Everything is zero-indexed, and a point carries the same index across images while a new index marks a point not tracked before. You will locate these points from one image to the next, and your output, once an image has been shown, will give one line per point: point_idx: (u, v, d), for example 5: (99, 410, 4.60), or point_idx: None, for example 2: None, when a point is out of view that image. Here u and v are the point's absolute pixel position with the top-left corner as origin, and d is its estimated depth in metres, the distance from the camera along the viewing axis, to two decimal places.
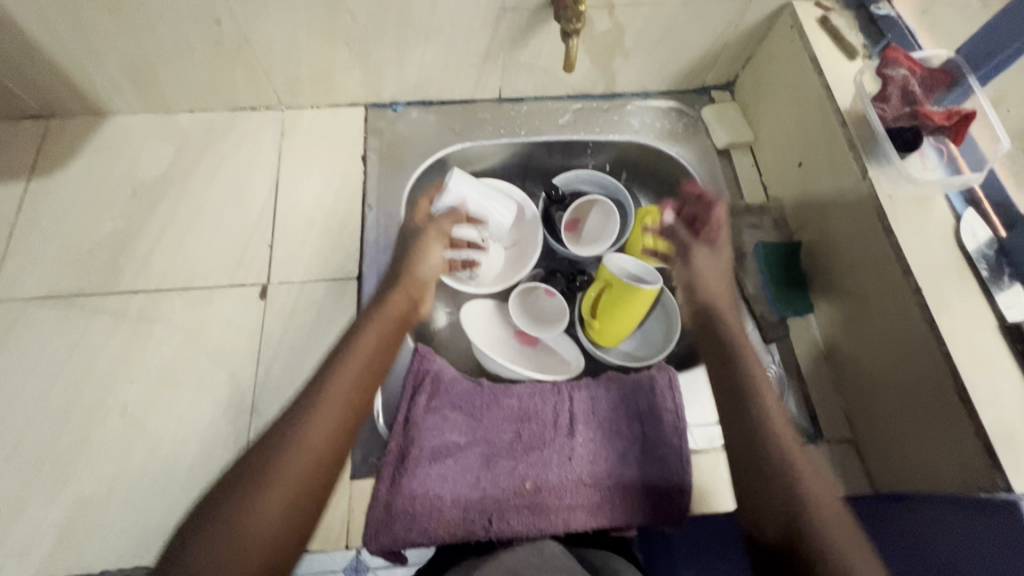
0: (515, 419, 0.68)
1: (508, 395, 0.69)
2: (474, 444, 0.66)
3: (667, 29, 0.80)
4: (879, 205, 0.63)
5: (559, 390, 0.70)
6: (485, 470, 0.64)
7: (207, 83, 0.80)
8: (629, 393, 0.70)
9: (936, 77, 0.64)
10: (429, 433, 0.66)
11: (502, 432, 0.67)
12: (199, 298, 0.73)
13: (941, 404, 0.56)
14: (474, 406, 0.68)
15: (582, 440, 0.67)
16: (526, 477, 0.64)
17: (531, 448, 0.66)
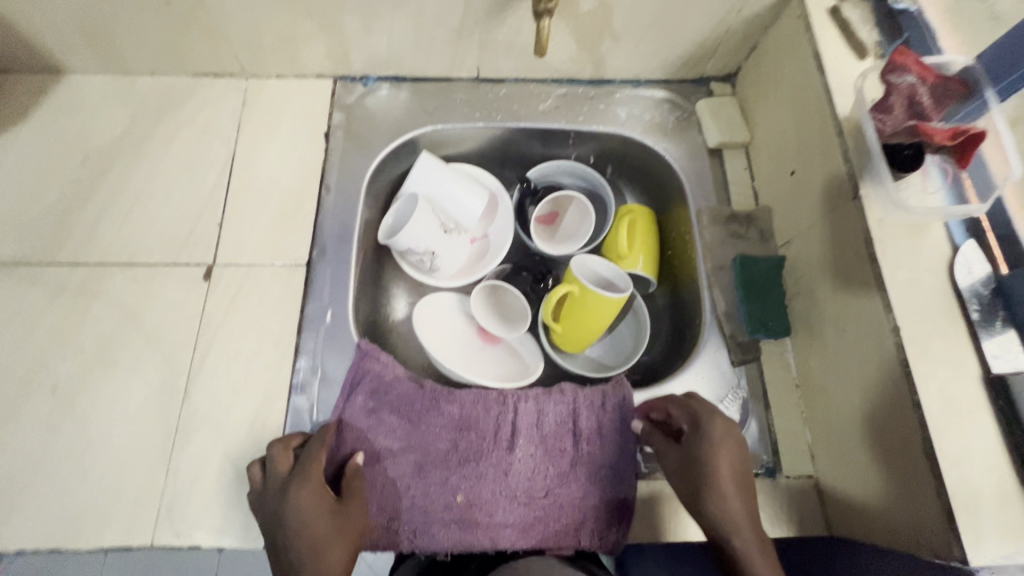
0: (455, 428, 0.65)
1: (450, 401, 0.66)
2: (408, 450, 0.64)
3: (660, 11, 0.72)
4: (867, 228, 0.56)
5: (505, 400, 0.66)
6: (416, 478, 0.62)
7: (164, 46, 0.76)
8: (577, 408, 0.66)
9: (948, 87, 0.55)
10: (364, 435, 0.64)
11: (438, 440, 0.64)
12: (141, 275, 0.70)
13: (905, 456, 0.52)
14: (413, 410, 0.65)
15: (523, 457, 0.64)
16: (458, 490, 0.62)
17: (467, 460, 0.63)
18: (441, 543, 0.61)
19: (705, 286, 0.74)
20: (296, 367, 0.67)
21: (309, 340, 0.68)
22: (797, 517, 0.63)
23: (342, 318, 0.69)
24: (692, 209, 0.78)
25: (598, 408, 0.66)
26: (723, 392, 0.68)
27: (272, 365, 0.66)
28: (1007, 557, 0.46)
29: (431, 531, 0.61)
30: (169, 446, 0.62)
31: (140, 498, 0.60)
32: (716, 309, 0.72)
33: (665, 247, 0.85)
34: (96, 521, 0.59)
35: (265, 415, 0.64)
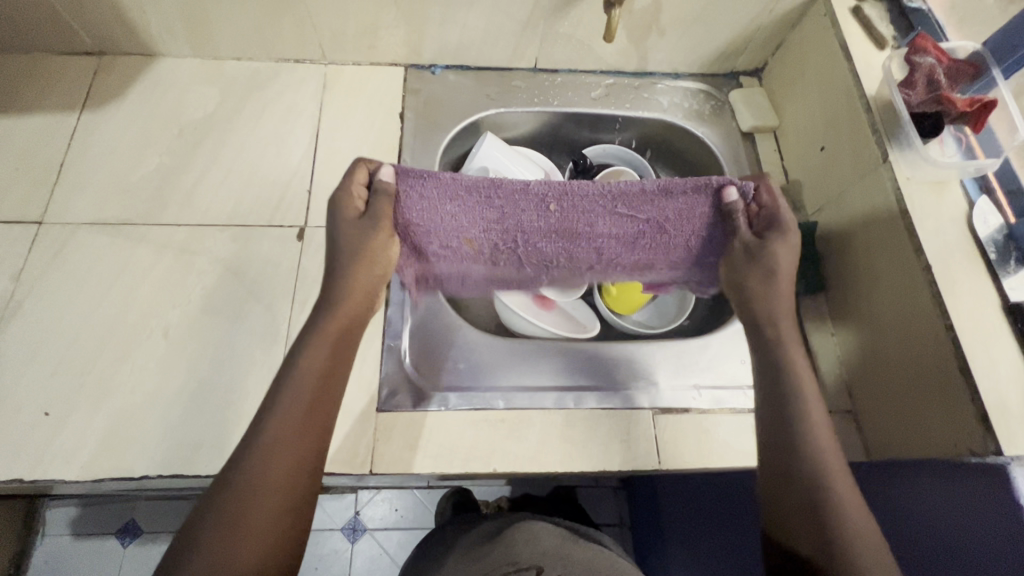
0: (543, 218, 0.69)
1: (527, 188, 0.67)
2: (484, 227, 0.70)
3: (704, 9, 0.82)
4: (896, 185, 0.66)
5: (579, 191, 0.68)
6: (492, 248, 0.72)
7: (257, 33, 0.83)
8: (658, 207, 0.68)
9: (961, 67, 0.66)
10: (440, 210, 0.67)
11: (520, 217, 0.69)
12: (239, 235, 0.76)
13: (937, 372, 0.60)
14: (494, 192, 0.67)
15: (612, 235, 0.70)
16: (528, 258, 0.74)
17: (541, 239, 0.71)
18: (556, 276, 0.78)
19: None
20: (388, 317, 0.73)
21: (397, 293, 0.75)
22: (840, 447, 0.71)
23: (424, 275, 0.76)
24: None
25: (664, 202, 0.68)
26: None
27: None
28: None
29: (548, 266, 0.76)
30: None
31: None
32: None
33: None
34: (211, 451, 0.64)
35: (363, 356, 0.70)
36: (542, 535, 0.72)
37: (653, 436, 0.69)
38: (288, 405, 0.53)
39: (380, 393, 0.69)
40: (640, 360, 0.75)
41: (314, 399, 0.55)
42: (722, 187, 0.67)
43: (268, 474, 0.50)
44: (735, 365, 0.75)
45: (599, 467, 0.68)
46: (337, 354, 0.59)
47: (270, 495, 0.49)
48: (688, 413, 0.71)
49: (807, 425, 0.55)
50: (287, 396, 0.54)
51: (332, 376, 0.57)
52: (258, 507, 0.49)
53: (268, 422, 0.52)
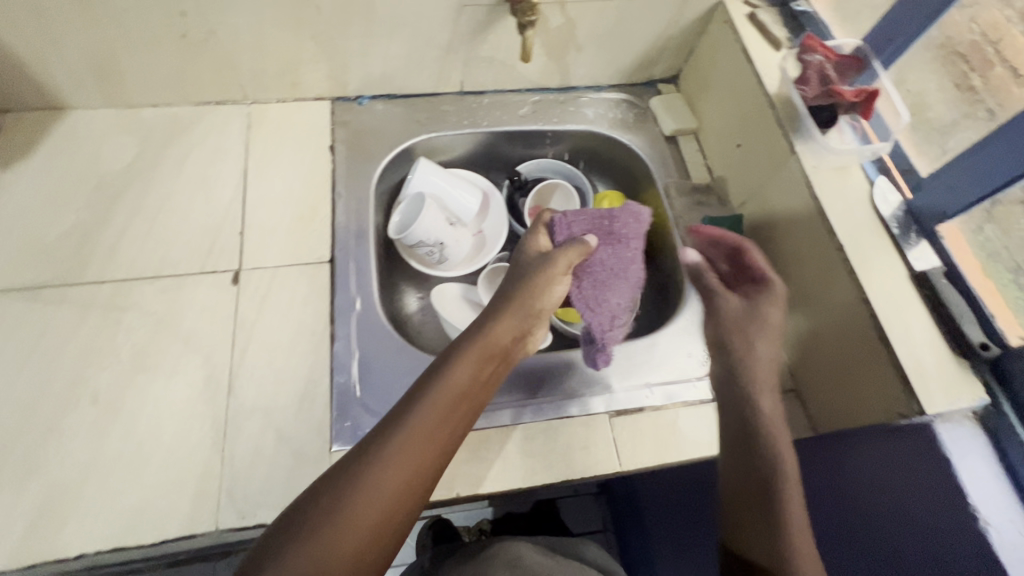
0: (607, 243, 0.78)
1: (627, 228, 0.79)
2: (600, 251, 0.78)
3: (614, 24, 0.86)
4: (804, 172, 0.71)
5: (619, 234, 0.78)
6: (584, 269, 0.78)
7: (173, 78, 0.82)
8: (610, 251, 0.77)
9: (847, 62, 0.72)
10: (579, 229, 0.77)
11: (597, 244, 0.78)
12: (169, 286, 0.73)
13: (863, 346, 0.64)
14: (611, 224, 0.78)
15: (604, 263, 0.77)
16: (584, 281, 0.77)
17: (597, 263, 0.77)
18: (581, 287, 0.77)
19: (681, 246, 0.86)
20: (334, 351, 0.72)
21: (343, 327, 0.74)
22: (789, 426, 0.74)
23: (368, 303, 0.76)
24: (660, 186, 0.91)
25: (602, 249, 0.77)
26: None
27: (311, 351, 0.71)
28: (951, 405, 0.59)
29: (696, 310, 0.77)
30: (221, 435, 0.65)
31: (199, 486, 0.62)
32: None
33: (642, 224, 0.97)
34: (155, 516, 0.61)
35: (312, 396, 0.69)
36: (523, 555, 0.71)
37: (611, 439, 0.70)
38: (428, 414, 0.56)
39: (333, 431, 0.67)
40: (593, 365, 0.76)
41: (450, 416, 0.58)
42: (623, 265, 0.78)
43: (387, 474, 0.52)
44: (682, 359, 0.77)
45: (562, 477, 0.68)
46: (483, 377, 0.62)
47: (381, 496, 0.51)
48: (642, 411, 0.73)
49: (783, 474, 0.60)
50: (426, 403, 0.57)
51: (472, 400, 0.60)
52: (369, 505, 0.50)
53: (408, 423, 0.55)
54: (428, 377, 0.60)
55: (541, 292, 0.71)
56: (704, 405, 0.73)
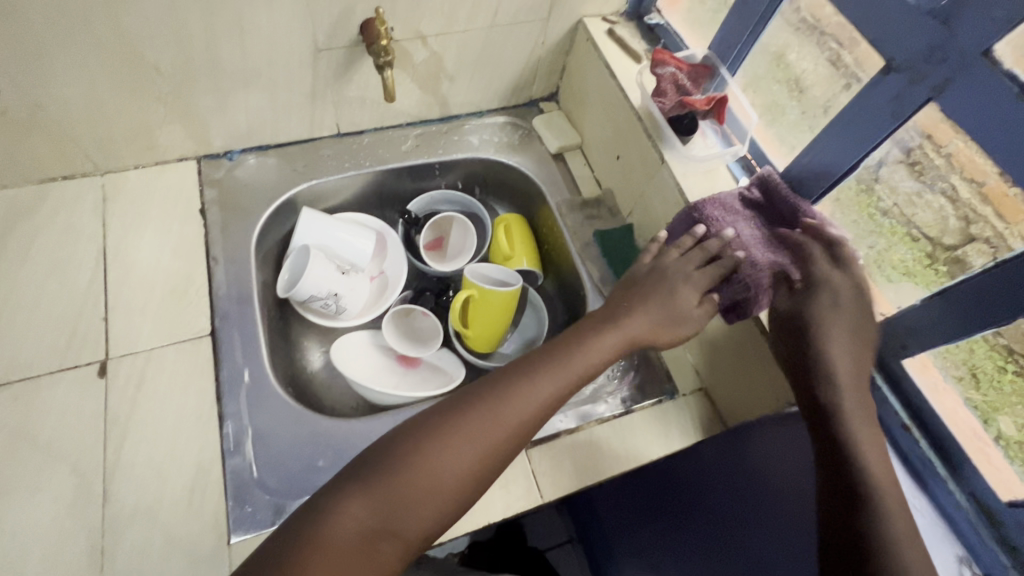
0: (717, 222, 0.68)
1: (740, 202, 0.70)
2: (743, 226, 0.68)
3: (482, 52, 0.86)
4: (676, 181, 0.73)
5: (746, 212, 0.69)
6: (758, 240, 0.67)
7: (3, 159, 0.73)
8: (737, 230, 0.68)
9: (698, 71, 0.76)
10: (738, 212, 0.69)
11: (739, 220, 0.68)
12: (22, 391, 0.65)
13: None
14: (734, 208, 0.69)
15: (758, 237, 0.67)
16: (731, 259, 0.66)
17: (749, 237, 0.67)
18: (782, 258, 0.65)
19: (580, 263, 0.87)
20: (225, 432, 0.67)
21: (232, 403, 0.68)
22: (702, 424, 0.76)
23: (258, 374, 0.71)
24: (552, 205, 0.92)
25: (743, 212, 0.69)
26: None
27: (199, 436, 0.66)
28: None
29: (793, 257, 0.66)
30: (99, 551, 0.58)
31: None
32: (593, 281, 0.85)
33: (544, 243, 0.98)
34: None
35: (204, 486, 0.63)
36: None
37: (529, 470, 0.69)
38: (513, 396, 0.56)
39: (231, 521, 0.62)
40: None
41: (538, 404, 0.57)
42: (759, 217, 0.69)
43: (457, 453, 0.53)
44: (594, 377, 0.78)
45: (484, 521, 0.66)
46: (575, 378, 0.60)
47: (455, 467, 0.52)
48: (557, 437, 0.72)
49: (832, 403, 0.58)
50: (520, 387, 0.57)
51: (558, 399, 0.58)
52: (432, 472, 0.51)
53: (496, 400, 0.56)
54: (536, 358, 0.60)
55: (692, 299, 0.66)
56: (619, 420, 0.74)
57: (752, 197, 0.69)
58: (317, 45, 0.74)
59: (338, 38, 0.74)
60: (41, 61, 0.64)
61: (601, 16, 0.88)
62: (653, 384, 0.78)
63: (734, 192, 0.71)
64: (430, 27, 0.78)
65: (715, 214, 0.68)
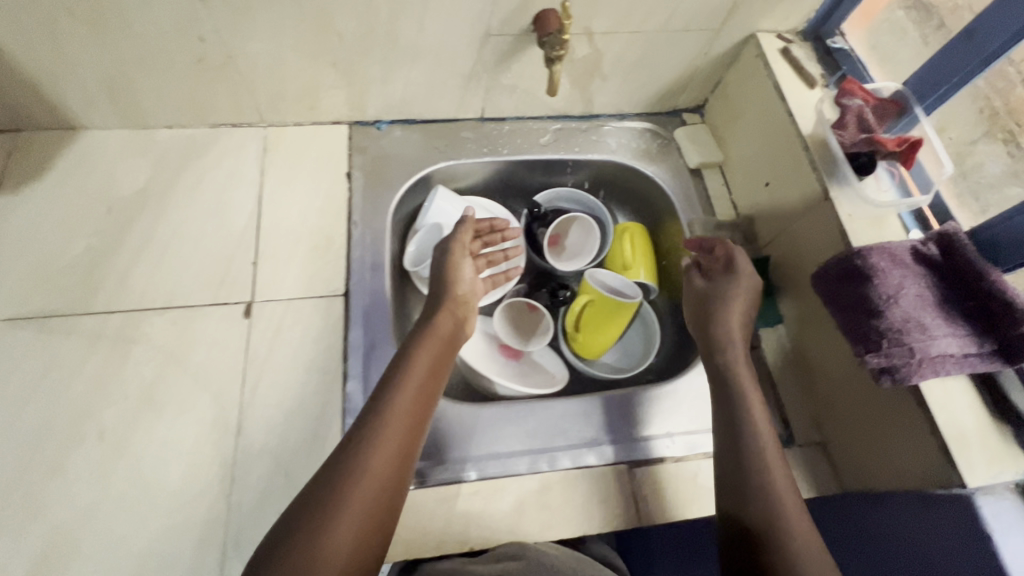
0: (887, 281, 0.62)
1: (912, 262, 0.64)
2: (910, 287, 0.62)
3: (643, 55, 0.84)
4: (840, 221, 0.68)
5: (912, 266, 0.64)
6: (931, 307, 0.61)
7: (189, 101, 0.80)
8: (904, 287, 0.62)
9: (886, 106, 0.69)
10: (902, 269, 0.63)
11: (910, 283, 0.63)
12: (180, 317, 0.71)
13: (899, 405, 0.61)
14: (904, 264, 0.64)
15: (929, 302, 0.62)
16: (910, 322, 0.60)
17: (923, 303, 0.61)
18: (961, 328, 0.59)
19: None
20: (347, 392, 0.69)
21: (354, 365, 0.71)
22: (815, 480, 0.71)
23: (384, 340, 0.73)
24: (684, 222, 0.88)
25: (913, 269, 0.63)
26: None
27: (324, 390, 0.69)
28: (995, 478, 0.56)
29: (982, 328, 0.59)
30: (228, 479, 0.63)
31: (205, 533, 0.60)
32: None
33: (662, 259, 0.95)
34: (160, 564, 0.59)
35: (324, 439, 0.66)
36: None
37: (631, 491, 0.68)
38: (396, 401, 0.62)
39: None
40: (605, 411, 0.72)
41: (414, 396, 0.63)
42: (930, 275, 0.63)
43: (371, 469, 0.57)
44: (706, 407, 0.74)
45: (580, 531, 0.66)
46: (436, 360, 0.68)
47: (381, 476, 0.57)
48: (661, 461, 0.70)
49: (752, 441, 0.62)
50: (395, 388, 0.63)
51: (430, 386, 0.65)
52: (362, 491, 0.55)
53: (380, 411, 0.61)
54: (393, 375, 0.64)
55: (453, 283, 0.76)
56: None
57: (928, 254, 0.64)
58: (489, 29, 0.75)
59: (510, 26, 0.74)
60: (245, 17, 0.68)
61: (776, 33, 0.83)
62: None
63: (906, 243, 0.65)
64: (601, 24, 0.77)
65: (882, 263, 0.63)
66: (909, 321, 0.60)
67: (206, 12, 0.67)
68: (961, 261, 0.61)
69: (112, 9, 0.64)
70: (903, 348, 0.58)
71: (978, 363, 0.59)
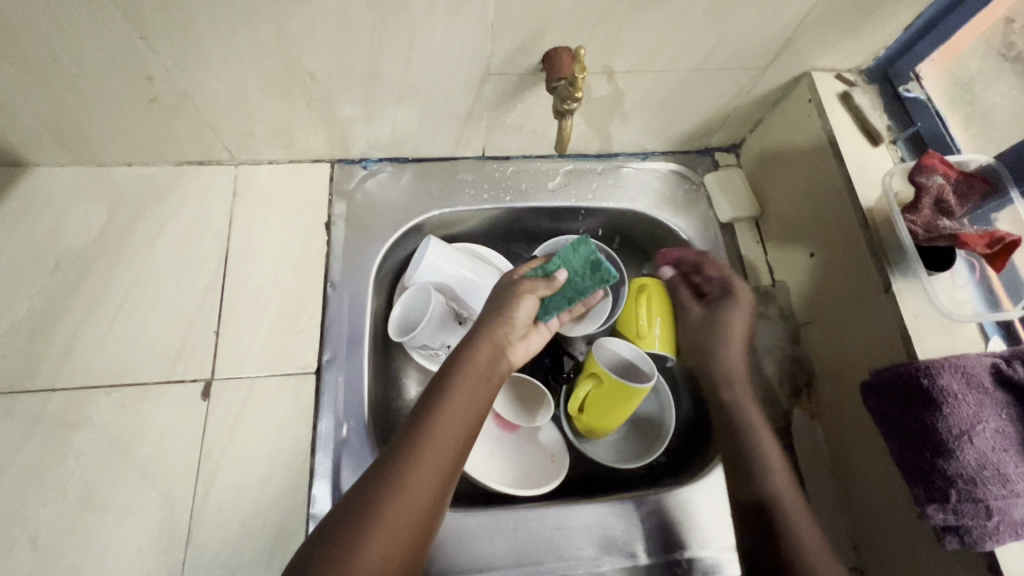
0: (967, 408, 0.50)
1: (991, 386, 0.52)
2: (989, 420, 0.51)
3: (673, 95, 0.71)
4: (903, 325, 0.56)
5: (992, 390, 0.52)
6: (1012, 449, 0.50)
7: (146, 139, 0.69)
8: (983, 419, 0.50)
9: (974, 182, 0.57)
10: (981, 395, 0.51)
11: (989, 414, 0.51)
12: (129, 398, 0.63)
13: (956, 567, 0.51)
14: (984, 387, 0.52)
15: (1011, 441, 0.50)
16: (992, 467, 0.49)
17: (1004, 443, 0.50)
18: None
19: None
20: (313, 494, 0.61)
21: (322, 461, 0.63)
22: None
23: (358, 430, 0.65)
24: (709, 289, 0.76)
25: (991, 395, 0.52)
26: None
27: (287, 491, 0.61)
28: None
29: None
30: None
31: None
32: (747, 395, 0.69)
33: None
34: None
35: (284, 553, 0.58)
36: None
37: None
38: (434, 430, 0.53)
39: None
40: (622, 522, 0.63)
41: (456, 429, 0.54)
42: (1011, 406, 0.52)
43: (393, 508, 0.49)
44: (723, 521, 0.64)
45: None
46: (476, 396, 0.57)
47: (405, 518, 0.48)
48: None
49: (761, 456, 0.61)
50: (432, 423, 0.53)
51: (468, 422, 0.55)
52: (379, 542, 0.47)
53: (413, 444, 0.52)
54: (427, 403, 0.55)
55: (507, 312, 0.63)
56: None
57: (1014, 376, 0.51)
58: (489, 69, 0.63)
59: (514, 65, 0.62)
60: (198, 56, 0.57)
61: (834, 72, 0.70)
62: None
63: (985, 358, 0.53)
64: (623, 63, 0.64)
65: (955, 387, 0.51)
66: (987, 468, 0.49)
67: (149, 51, 0.56)
68: None
69: (37, 49, 0.54)
70: (975, 505, 0.48)
71: None
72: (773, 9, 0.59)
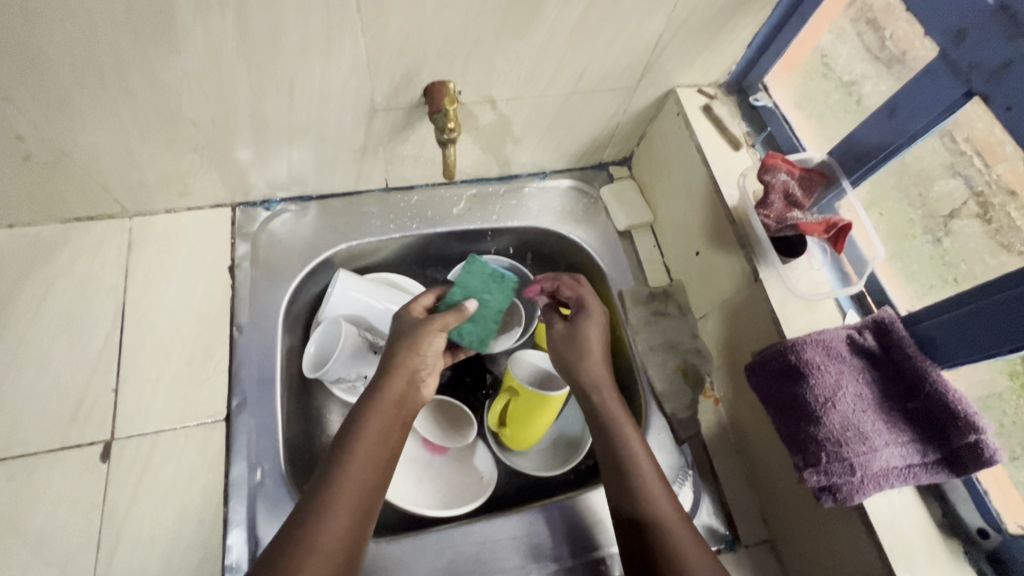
0: (828, 376, 0.56)
1: (849, 356, 0.58)
2: (848, 385, 0.56)
3: (558, 116, 0.76)
4: (771, 308, 0.62)
5: (849, 358, 0.58)
6: (871, 407, 0.55)
7: (25, 199, 0.67)
8: (843, 384, 0.56)
9: (813, 177, 0.66)
10: (840, 363, 0.57)
11: (848, 379, 0.56)
12: (18, 472, 0.60)
13: (837, 524, 0.56)
14: (842, 356, 0.57)
15: (870, 400, 0.56)
16: (853, 426, 0.54)
17: (864, 403, 0.55)
18: (904, 430, 0.54)
19: (638, 366, 0.76)
20: (228, 544, 0.60)
21: (238, 509, 0.61)
22: None
23: (274, 473, 0.64)
24: (614, 293, 0.81)
25: (850, 363, 0.57)
26: (674, 472, 0.69)
27: (200, 544, 0.59)
28: None
29: (924, 431, 0.54)
30: None
31: None
32: (654, 389, 0.73)
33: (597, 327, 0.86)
34: None
35: None
36: None
37: None
38: (350, 458, 0.56)
39: None
40: (542, 531, 0.65)
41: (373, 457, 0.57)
42: (868, 370, 0.57)
43: (315, 542, 0.50)
44: None
45: None
46: (390, 427, 0.59)
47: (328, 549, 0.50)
48: None
49: (630, 452, 0.61)
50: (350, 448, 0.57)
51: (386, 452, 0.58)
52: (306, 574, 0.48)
53: (331, 478, 0.54)
54: (345, 438, 0.58)
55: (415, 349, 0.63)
56: None
57: (865, 343, 0.58)
58: (374, 105, 0.65)
59: (398, 100, 0.65)
60: (68, 113, 0.57)
61: (696, 88, 0.77)
62: (712, 529, 0.66)
63: (841, 331, 0.59)
64: (503, 92, 0.69)
65: (817, 359, 0.56)
66: (849, 429, 0.54)
67: (14, 111, 0.55)
68: (900, 356, 0.56)
69: None
70: (842, 464, 0.52)
71: (924, 474, 0.54)
72: (629, 36, 0.65)
